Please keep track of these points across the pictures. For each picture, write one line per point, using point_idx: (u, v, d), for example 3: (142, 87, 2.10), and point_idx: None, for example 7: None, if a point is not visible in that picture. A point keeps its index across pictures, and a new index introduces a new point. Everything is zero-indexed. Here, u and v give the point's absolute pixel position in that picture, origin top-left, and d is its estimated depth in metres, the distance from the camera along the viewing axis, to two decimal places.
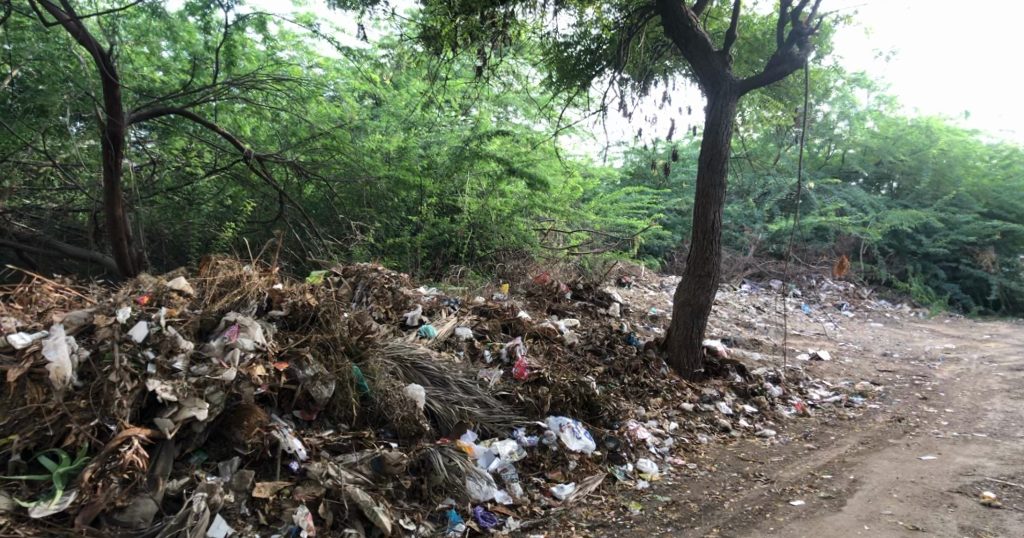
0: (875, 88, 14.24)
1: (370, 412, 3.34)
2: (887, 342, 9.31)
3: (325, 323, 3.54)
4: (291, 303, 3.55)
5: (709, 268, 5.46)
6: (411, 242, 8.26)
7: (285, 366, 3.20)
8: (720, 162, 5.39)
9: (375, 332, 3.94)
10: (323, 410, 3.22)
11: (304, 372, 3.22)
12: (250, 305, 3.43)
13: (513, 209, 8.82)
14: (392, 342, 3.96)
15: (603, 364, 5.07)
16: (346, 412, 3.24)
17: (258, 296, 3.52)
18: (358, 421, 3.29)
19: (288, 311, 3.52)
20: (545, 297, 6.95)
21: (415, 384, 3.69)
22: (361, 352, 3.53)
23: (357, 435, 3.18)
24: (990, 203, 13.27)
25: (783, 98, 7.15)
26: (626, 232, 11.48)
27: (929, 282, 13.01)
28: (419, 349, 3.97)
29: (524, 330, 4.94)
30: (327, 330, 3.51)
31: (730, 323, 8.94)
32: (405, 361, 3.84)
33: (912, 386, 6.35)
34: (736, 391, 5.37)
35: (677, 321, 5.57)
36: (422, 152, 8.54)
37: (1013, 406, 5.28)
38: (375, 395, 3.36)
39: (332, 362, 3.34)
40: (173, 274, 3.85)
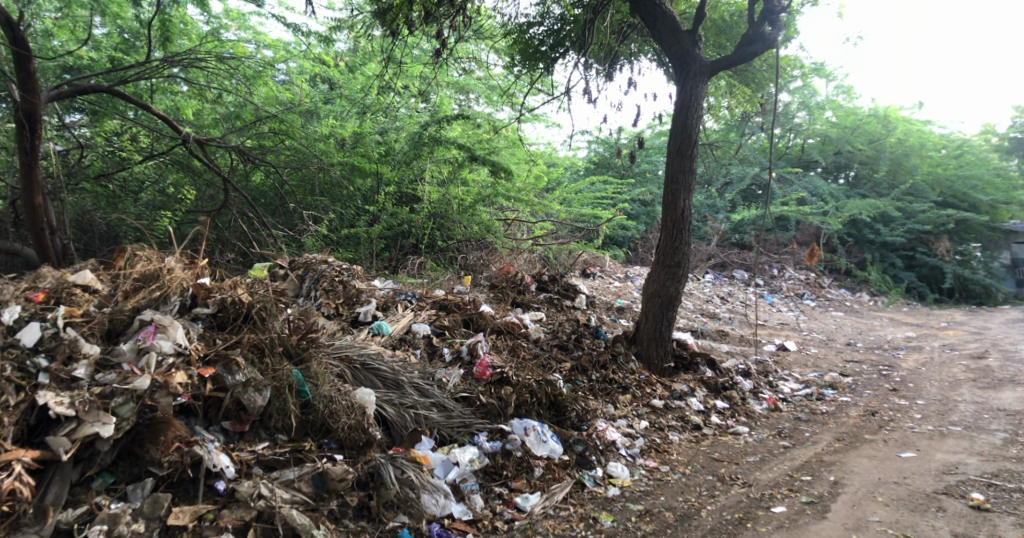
0: (834, 79, 14.31)
1: (311, 420, 2.97)
2: (850, 332, 9.31)
3: (260, 322, 3.20)
4: (219, 300, 3.20)
5: (679, 258, 5.24)
6: (368, 234, 7.82)
7: (212, 372, 2.83)
8: (690, 146, 5.16)
9: (320, 331, 3.60)
10: (257, 419, 2.85)
11: (234, 378, 2.86)
12: (171, 303, 3.09)
13: (474, 198, 8.50)
14: (340, 341, 3.62)
15: (570, 360, 4.81)
16: (284, 421, 2.89)
17: (181, 292, 3.17)
18: (298, 431, 2.93)
19: (215, 309, 3.17)
20: (509, 290, 6.65)
21: (365, 387, 3.36)
22: (303, 356, 3.17)
23: (296, 448, 2.82)
24: (945, 191, 13.65)
25: (751, 83, 6.94)
26: (591, 222, 11.25)
27: (887, 271, 13.17)
28: (370, 349, 3.63)
29: (486, 325, 4.64)
30: (263, 330, 3.16)
31: (696, 314, 8.80)
32: (354, 362, 3.49)
33: (880, 376, 6.28)
34: (707, 385, 5.18)
35: (646, 313, 5.34)
36: (378, 139, 8.09)
37: (982, 397, 5.23)
38: (317, 402, 3.00)
39: (268, 366, 2.99)
40: (83, 267, 3.51)
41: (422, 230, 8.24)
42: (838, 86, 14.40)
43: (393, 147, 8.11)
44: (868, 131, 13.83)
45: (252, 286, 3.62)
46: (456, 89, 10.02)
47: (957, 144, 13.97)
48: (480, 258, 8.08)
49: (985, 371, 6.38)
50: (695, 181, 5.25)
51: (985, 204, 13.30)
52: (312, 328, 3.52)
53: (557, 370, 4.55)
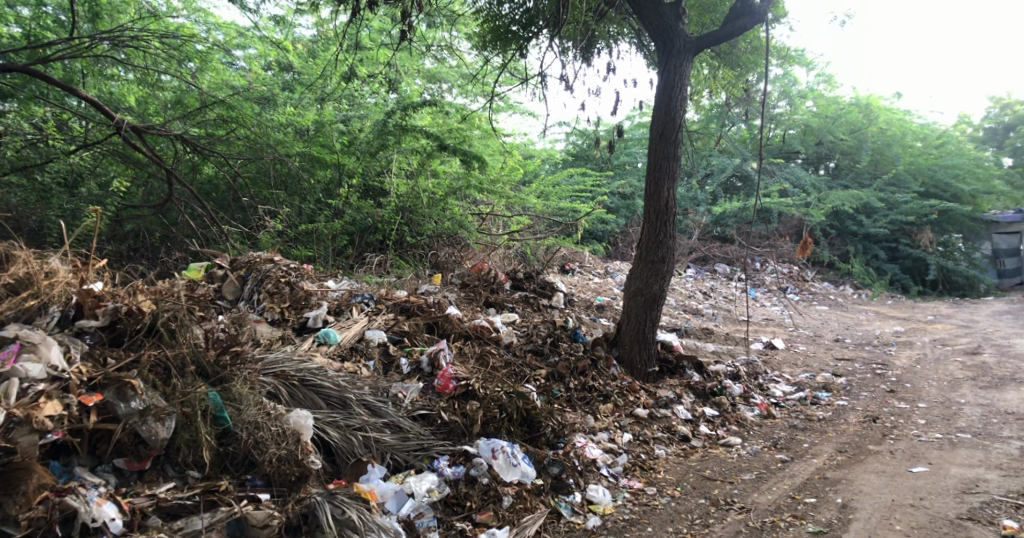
0: (814, 67, 14.05)
1: (231, 453, 2.59)
2: (837, 327, 9.01)
3: (169, 336, 2.82)
4: (111, 311, 2.81)
5: (663, 253, 4.81)
6: (330, 230, 7.26)
7: (99, 399, 2.46)
8: (674, 131, 4.73)
9: (251, 344, 3.12)
10: (161, 454, 2.48)
11: (127, 406, 2.48)
12: (49, 314, 2.76)
13: (446, 191, 8.00)
14: (278, 355, 3.13)
15: (545, 366, 4.38)
16: (196, 456, 2.51)
17: (63, 303, 2.84)
18: (215, 466, 2.55)
19: (106, 321, 2.78)
20: (481, 288, 6.24)
21: (302, 409, 2.89)
22: (226, 376, 2.78)
23: (208, 487, 2.43)
24: (926, 181, 13.46)
25: (734, 67, 6.34)
26: (568, 217, 10.85)
27: (870, 263, 12.94)
28: (312, 362, 3.15)
29: (452, 330, 4.18)
30: (171, 346, 2.79)
31: (678, 311, 8.41)
32: (292, 378, 3.01)
33: (874, 376, 5.94)
34: (694, 391, 4.79)
35: (629, 313, 4.92)
36: (339, 128, 7.58)
37: (987, 398, 4.90)
38: (239, 430, 2.61)
39: (176, 389, 2.60)
40: None
41: (390, 225, 7.66)
42: (818, 75, 14.16)
43: (357, 137, 7.61)
44: (848, 121, 13.54)
45: (167, 293, 3.16)
46: (426, 77, 9.51)
47: (938, 134, 13.81)
48: (451, 254, 7.62)
49: (983, 368, 6.06)
50: (680, 168, 4.83)
51: (966, 195, 13.14)
52: (241, 341, 3.02)
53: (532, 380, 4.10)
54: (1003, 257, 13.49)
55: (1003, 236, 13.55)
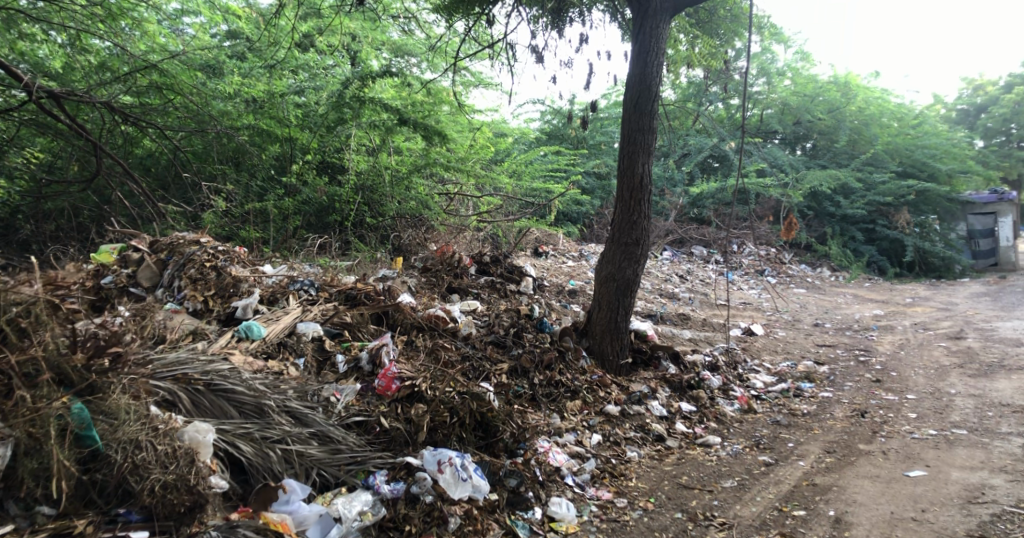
0: (792, 44, 13.76)
1: (99, 481, 2.20)
2: (816, 311, 8.74)
3: None
4: None
5: (638, 235, 4.41)
6: (284, 210, 6.75)
7: None
8: (649, 101, 4.32)
9: (145, 344, 2.68)
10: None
11: None
12: None
13: (409, 168, 7.49)
14: (182, 355, 2.68)
15: (507, 360, 3.98)
16: (49, 489, 2.12)
17: None
18: (73, 497, 2.16)
19: None
20: (444, 273, 5.84)
21: (204, 421, 2.46)
22: (103, 386, 2.33)
23: (61, 529, 2.08)
24: (904, 161, 13.26)
25: (715, 36, 5.88)
26: (540, 198, 10.44)
27: (847, 245, 12.76)
28: (224, 364, 2.70)
29: (402, 321, 3.76)
30: None
31: (654, 295, 8.07)
32: (196, 384, 2.58)
33: (858, 364, 5.65)
34: (670, 384, 4.44)
35: (600, 301, 4.53)
36: (292, 100, 6.95)
37: (979, 388, 4.62)
38: (111, 452, 2.22)
39: (20, 404, 2.16)
40: None
41: (348, 206, 7.18)
42: (797, 52, 13.90)
43: (313, 109, 7.03)
44: (825, 98, 13.42)
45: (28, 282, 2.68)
46: (392, 50, 9.09)
47: (915, 114, 13.63)
48: (416, 236, 7.27)
49: (969, 354, 5.79)
50: (656, 142, 4.42)
51: (943, 174, 12.96)
52: (128, 341, 2.57)
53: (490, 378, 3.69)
54: (978, 238, 13.16)
55: (979, 216, 13.23)
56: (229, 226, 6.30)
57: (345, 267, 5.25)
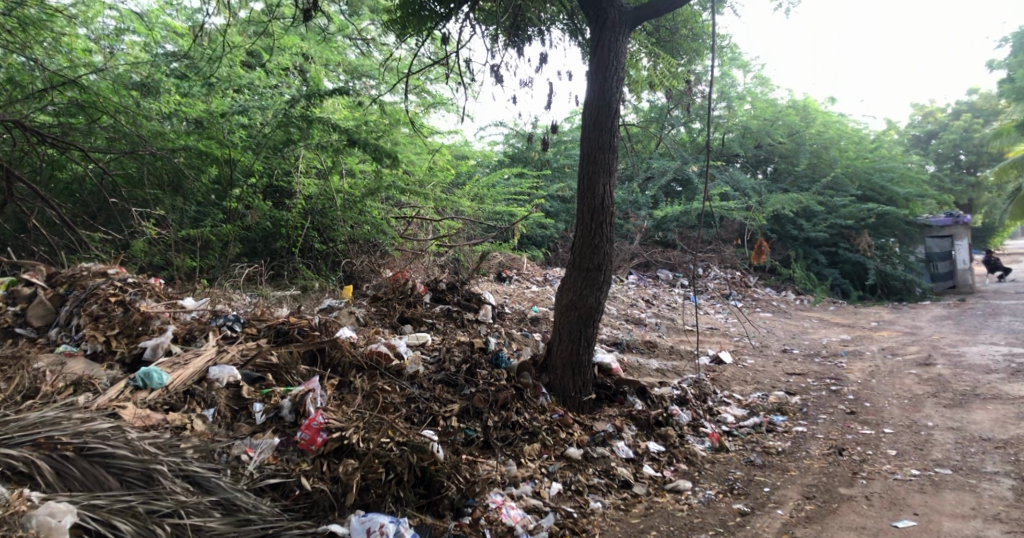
0: (751, 69, 13.91)
1: None
2: (783, 336, 8.58)
3: None
4: None
5: (600, 260, 4.12)
6: (223, 234, 6.29)
7: None
8: (608, 118, 4.08)
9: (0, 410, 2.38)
10: None
11: None
12: None
13: (363, 192, 7.13)
14: (48, 416, 2.39)
15: (458, 400, 3.61)
16: None
17: None
18: None
19: None
20: (395, 301, 5.49)
21: (68, 497, 2.14)
22: None
23: None
24: (863, 184, 13.38)
25: (676, 54, 5.69)
26: (503, 222, 10.17)
27: (811, 268, 12.79)
28: (102, 424, 2.40)
29: (341, 359, 3.39)
30: None
31: (619, 321, 7.80)
32: (64, 452, 2.26)
33: (830, 393, 5.42)
34: (637, 422, 4.11)
35: (560, 332, 4.20)
36: (234, 120, 6.54)
37: (956, 420, 4.41)
38: None
39: None
40: None
41: (296, 231, 6.80)
42: (755, 78, 14.11)
43: (258, 130, 6.66)
44: (785, 122, 13.55)
45: None
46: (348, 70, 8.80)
47: (871, 138, 13.85)
48: (368, 262, 6.99)
49: (940, 382, 5.61)
50: (618, 161, 4.17)
51: (901, 198, 13.10)
52: None
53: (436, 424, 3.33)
54: (936, 261, 13.21)
55: (936, 239, 13.24)
56: (165, 252, 5.85)
57: (284, 300, 4.86)
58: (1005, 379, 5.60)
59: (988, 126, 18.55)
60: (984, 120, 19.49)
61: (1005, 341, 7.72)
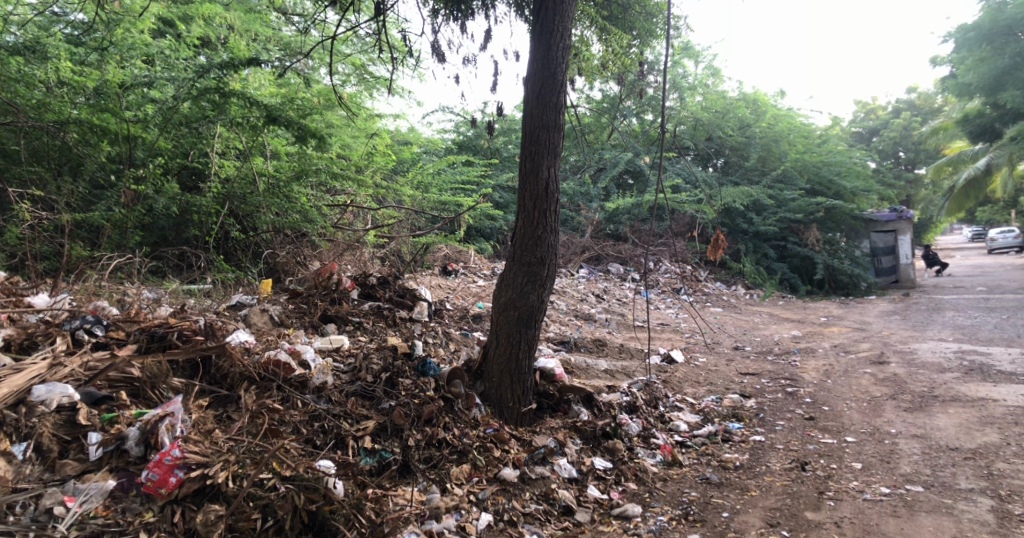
0: (702, 60, 13.75)
1: None
2: (734, 332, 8.36)
3: None
4: None
5: (543, 252, 3.64)
6: (120, 220, 5.56)
7: None
8: (553, 92, 3.63)
9: None
10: None
11: None
12: None
13: (290, 176, 6.49)
14: None
15: (373, 417, 3.08)
16: None
17: None
18: None
19: None
20: (317, 298, 4.92)
21: None
22: None
23: None
24: (811, 178, 13.34)
25: (629, 32, 5.27)
26: (448, 212, 9.65)
27: (760, 262, 12.71)
28: None
29: (231, 371, 2.88)
30: None
31: (569, 317, 7.37)
32: None
33: (786, 396, 5.12)
34: (583, 435, 3.67)
35: (498, 335, 3.71)
36: (140, 92, 5.74)
37: (919, 425, 4.15)
38: None
39: None
40: None
41: (212, 219, 6.12)
42: (706, 69, 13.96)
43: (168, 104, 5.78)
44: (736, 116, 13.40)
45: None
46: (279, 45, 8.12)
47: (820, 133, 13.84)
48: (293, 252, 6.44)
49: (897, 383, 5.39)
50: (563, 142, 3.72)
51: (848, 192, 13.13)
52: None
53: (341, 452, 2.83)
54: (880, 256, 13.31)
55: (880, 234, 13.35)
56: (49, 239, 5.06)
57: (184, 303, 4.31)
58: (960, 379, 5.41)
59: (927, 124, 18.97)
60: (922, 118, 19.97)
61: (954, 337, 7.65)
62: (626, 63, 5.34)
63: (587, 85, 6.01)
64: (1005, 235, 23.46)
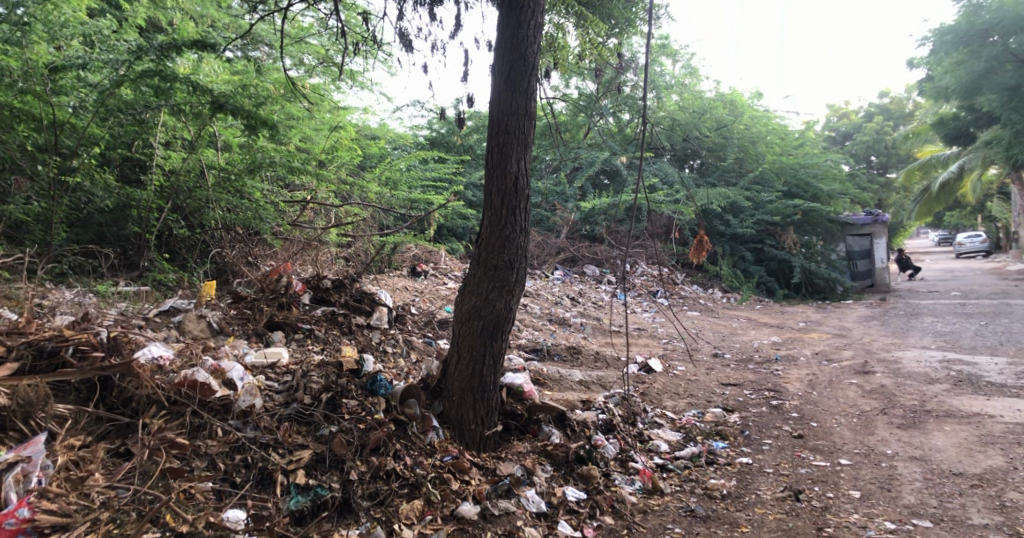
0: (680, 59, 13.51)
1: None
2: (713, 338, 8.06)
3: None
4: None
5: (511, 255, 3.24)
6: (43, 213, 5.10)
7: None
8: (523, 76, 3.23)
9: None
10: None
11: None
12: None
13: (243, 168, 6.00)
14: None
15: (310, 445, 2.71)
16: None
17: None
18: None
19: None
20: (264, 303, 4.45)
21: None
22: None
23: None
24: (788, 181, 13.15)
25: (607, 19, 4.90)
26: (418, 210, 9.20)
27: (737, 265, 12.50)
28: None
29: (138, 393, 2.61)
30: None
31: (542, 321, 6.99)
32: None
33: (772, 410, 4.79)
34: (553, 460, 3.28)
35: (460, 348, 3.29)
36: (74, 76, 5.10)
37: (915, 444, 3.86)
38: None
39: None
40: None
41: (153, 215, 5.66)
42: (684, 68, 13.72)
43: (104, 91, 5.20)
44: (713, 116, 13.18)
45: None
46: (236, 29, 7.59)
47: (796, 135, 13.69)
48: (243, 251, 5.98)
49: (885, 395, 5.10)
50: (535, 132, 3.32)
51: (825, 195, 12.97)
52: None
53: (267, 504, 2.46)
54: (856, 259, 13.18)
55: (856, 238, 13.22)
56: None
57: (108, 312, 3.88)
58: (951, 391, 5.14)
59: (900, 129, 19.04)
60: (894, 123, 20.06)
61: (936, 344, 7.43)
62: (605, 54, 4.90)
63: (561, 78, 5.62)
64: (972, 239, 23.71)
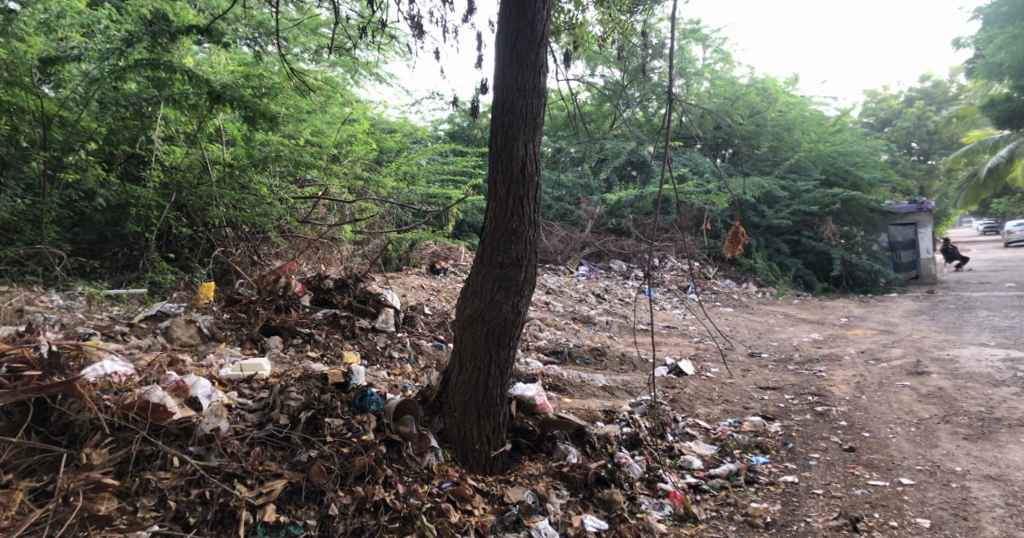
0: (711, 43, 12.89)
1: None
2: (748, 336, 7.54)
3: None
4: None
5: (519, 251, 2.84)
6: (30, 211, 4.89)
7: None
8: (531, 47, 2.82)
9: None
10: None
11: None
12: None
13: (246, 161, 5.56)
14: None
15: (284, 474, 2.44)
16: None
17: None
18: None
19: None
20: (259, 305, 4.13)
21: None
22: None
23: None
24: (827, 169, 12.45)
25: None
26: (437, 205, 8.82)
27: (772, 258, 11.88)
28: None
29: (78, 418, 2.37)
30: None
31: (565, 320, 6.56)
32: None
33: (818, 418, 4.31)
34: (569, 483, 2.89)
35: (462, 357, 2.92)
36: (71, 68, 4.78)
37: (988, 460, 3.37)
38: None
39: None
40: None
41: (154, 213, 5.42)
42: (714, 53, 13.10)
43: (96, 79, 4.77)
44: (746, 103, 12.55)
45: None
46: None
47: (834, 120, 12.99)
48: (248, 251, 5.70)
49: (946, 400, 4.58)
50: (546, 112, 2.91)
51: (865, 183, 12.28)
52: None
53: None
54: (899, 250, 12.46)
55: (899, 227, 12.49)
56: None
57: (90, 320, 3.62)
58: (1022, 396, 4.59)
59: (945, 112, 18.05)
60: (938, 107, 19.08)
61: (997, 341, 6.81)
62: (629, 29, 4.45)
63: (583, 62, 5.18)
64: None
